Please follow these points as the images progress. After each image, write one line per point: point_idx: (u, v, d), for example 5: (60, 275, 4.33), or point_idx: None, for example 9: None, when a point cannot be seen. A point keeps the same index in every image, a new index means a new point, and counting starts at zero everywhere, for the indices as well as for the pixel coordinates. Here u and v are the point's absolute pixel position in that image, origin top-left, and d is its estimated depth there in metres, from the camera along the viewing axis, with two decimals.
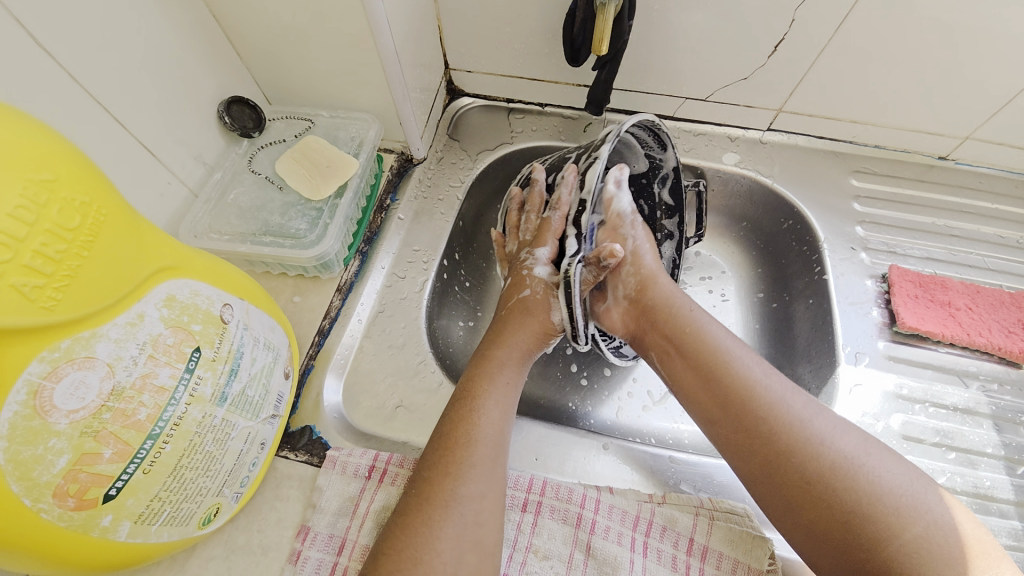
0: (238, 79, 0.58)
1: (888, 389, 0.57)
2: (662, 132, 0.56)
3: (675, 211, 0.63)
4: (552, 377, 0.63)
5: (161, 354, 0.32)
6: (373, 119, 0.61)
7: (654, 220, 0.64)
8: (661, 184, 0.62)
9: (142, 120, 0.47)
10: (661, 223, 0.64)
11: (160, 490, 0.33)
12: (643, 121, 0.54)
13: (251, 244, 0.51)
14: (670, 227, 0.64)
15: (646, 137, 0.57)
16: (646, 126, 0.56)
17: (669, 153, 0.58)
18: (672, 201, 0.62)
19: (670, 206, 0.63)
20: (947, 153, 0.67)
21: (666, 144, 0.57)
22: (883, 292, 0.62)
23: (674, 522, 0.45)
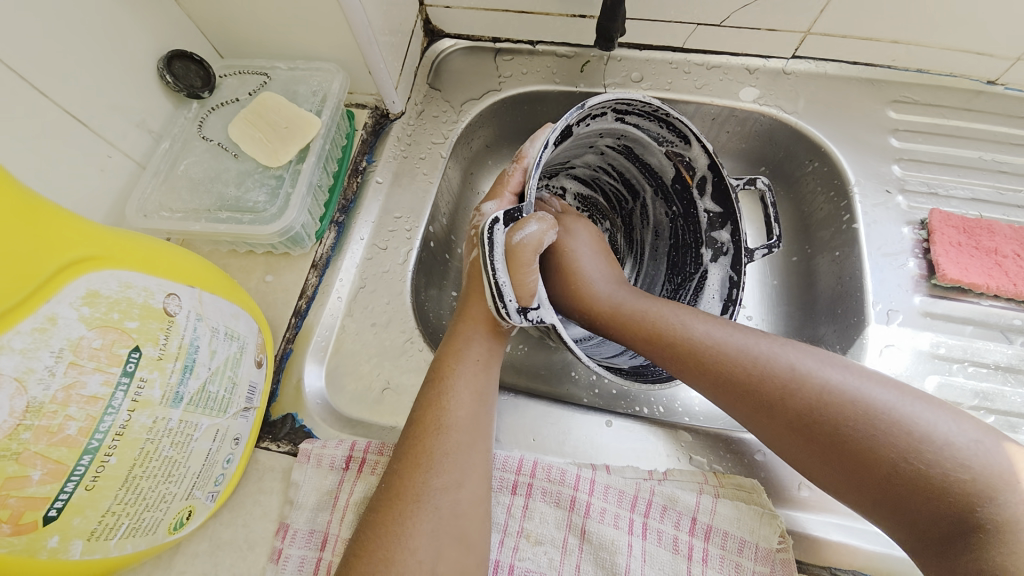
0: (180, 30, 0.50)
1: (922, 348, 0.51)
2: (676, 120, 0.47)
3: (728, 220, 0.50)
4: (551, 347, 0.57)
5: (86, 360, 0.28)
6: (337, 69, 0.54)
7: (707, 235, 0.53)
8: (701, 193, 0.52)
9: (66, 85, 0.41)
10: (710, 236, 0.53)
11: (113, 504, 0.30)
12: (642, 105, 0.47)
13: (207, 221, 0.46)
14: (723, 239, 0.52)
15: (659, 128, 0.49)
16: (652, 113, 0.48)
17: (695, 146, 0.49)
18: (720, 208, 0.51)
19: (719, 214, 0.51)
20: (998, 77, 0.58)
21: (688, 136, 0.48)
22: (922, 241, 0.55)
23: (675, 501, 0.41)
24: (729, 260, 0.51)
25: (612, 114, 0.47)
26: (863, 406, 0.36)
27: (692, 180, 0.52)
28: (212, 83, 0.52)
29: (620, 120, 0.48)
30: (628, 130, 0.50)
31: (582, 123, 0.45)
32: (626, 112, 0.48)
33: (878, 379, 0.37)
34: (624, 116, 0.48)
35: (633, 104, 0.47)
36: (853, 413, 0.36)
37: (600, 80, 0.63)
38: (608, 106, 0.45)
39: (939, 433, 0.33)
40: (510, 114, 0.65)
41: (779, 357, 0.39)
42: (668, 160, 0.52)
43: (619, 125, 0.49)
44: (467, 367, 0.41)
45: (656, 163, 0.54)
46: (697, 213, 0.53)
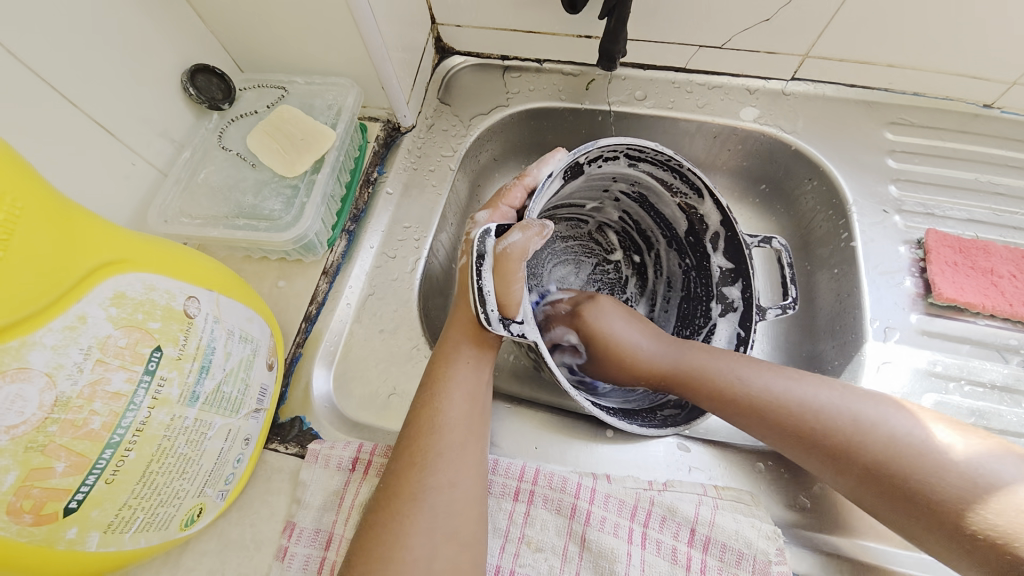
0: (204, 46, 0.53)
1: (920, 366, 0.52)
2: (688, 173, 0.50)
3: (738, 275, 0.52)
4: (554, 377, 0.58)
5: (111, 358, 0.29)
6: (351, 84, 0.56)
7: (718, 288, 0.55)
8: (715, 248, 0.54)
9: (96, 97, 0.43)
10: (721, 289, 0.54)
11: (129, 498, 0.31)
12: (655, 155, 0.50)
13: (224, 228, 0.48)
14: (734, 295, 0.53)
15: (671, 178, 0.52)
16: (668, 166, 0.51)
17: (708, 201, 0.51)
18: (732, 263, 0.52)
19: (731, 270, 0.52)
20: (994, 100, 0.60)
21: (699, 189, 0.51)
22: (918, 259, 0.56)
23: (674, 511, 0.42)
24: (738, 317, 0.52)
25: (626, 159, 0.50)
26: (861, 424, 0.39)
27: (705, 235, 0.54)
28: (232, 96, 0.54)
29: (633, 167, 0.52)
30: (642, 177, 0.53)
31: (595, 163, 0.49)
32: (639, 159, 0.51)
33: (863, 394, 0.41)
34: (637, 163, 0.51)
35: (647, 152, 0.49)
36: (856, 438, 0.39)
37: (605, 98, 0.65)
38: (619, 151, 0.49)
39: (937, 451, 0.37)
40: (517, 129, 0.67)
41: (774, 384, 0.43)
42: (681, 211, 0.55)
43: (633, 170, 0.53)
44: (462, 368, 0.43)
45: (669, 214, 0.56)
46: (710, 267, 0.55)
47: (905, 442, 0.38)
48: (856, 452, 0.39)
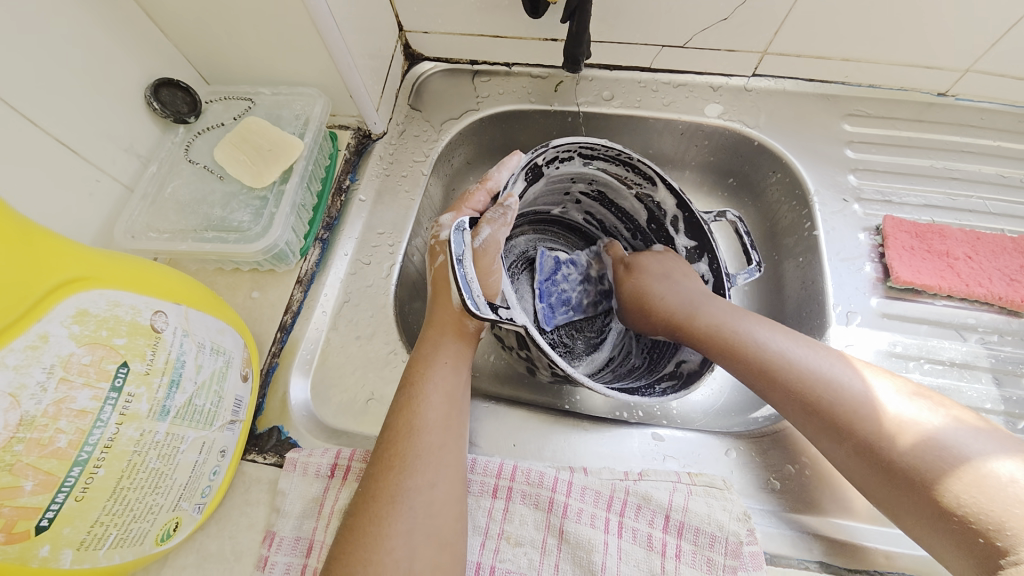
0: (167, 60, 0.53)
1: (882, 348, 0.54)
2: (641, 165, 0.53)
3: (703, 250, 0.55)
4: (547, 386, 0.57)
5: (76, 375, 0.29)
6: (318, 93, 0.56)
7: (687, 265, 0.57)
8: (676, 229, 0.56)
9: (56, 114, 0.43)
10: (692, 267, 0.56)
11: (101, 515, 0.31)
12: (608, 151, 0.52)
13: (193, 241, 0.48)
14: (703, 268, 0.55)
15: (624, 172, 0.55)
16: (620, 161, 0.54)
17: (659, 187, 0.54)
18: (694, 240, 0.55)
19: (694, 246, 0.55)
20: (947, 89, 0.62)
21: (652, 177, 0.53)
22: (877, 246, 0.58)
23: (649, 500, 0.43)
24: (712, 289, 0.55)
25: (581, 158, 0.53)
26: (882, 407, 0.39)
27: (664, 219, 0.57)
28: (198, 108, 0.54)
29: (589, 165, 0.54)
30: (597, 174, 0.56)
31: (551, 163, 0.52)
32: (594, 156, 0.53)
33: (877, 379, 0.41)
34: (592, 161, 0.54)
35: (597, 150, 0.52)
36: (869, 416, 0.39)
37: (573, 99, 0.66)
38: (575, 146, 0.51)
39: (949, 441, 0.36)
40: (488, 132, 0.68)
41: (797, 358, 0.44)
42: (638, 201, 0.58)
43: (588, 168, 0.55)
44: (440, 369, 0.43)
45: (628, 206, 0.59)
46: (675, 248, 0.57)
47: (928, 429, 0.37)
48: (869, 427, 0.39)
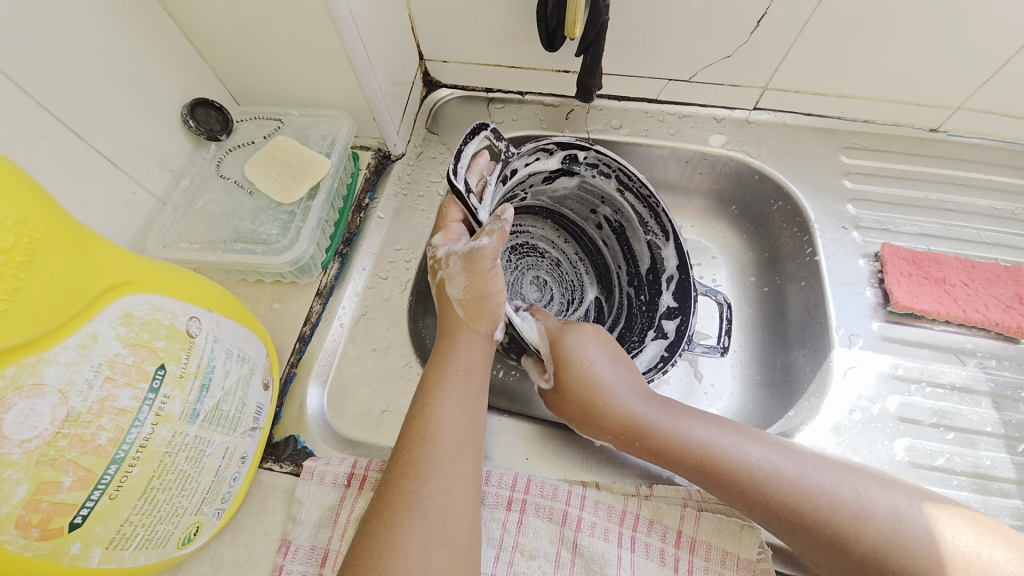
0: (204, 82, 0.56)
1: (883, 370, 0.55)
2: (666, 218, 0.58)
3: (679, 313, 0.58)
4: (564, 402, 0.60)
5: (119, 374, 0.31)
6: (344, 116, 0.59)
7: (654, 318, 0.60)
8: (666, 287, 0.60)
9: (99, 129, 0.45)
10: (660, 321, 0.59)
11: (131, 514, 0.32)
12: (645, 189, 0.58)
13: (222, 252, 0.49)
14: (669, 327, 0.58)
15: (647, 216, 0.59)
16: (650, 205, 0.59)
17: (671, 244, 0.59)
18: (676, 302, 0.58)
19: (672, 308, 0.58)
20: (938, 125, 0.66)
21: (668, 232, 0.59)
22: (876, 271, 0.60)
23: (661, 515, 0.44)
24: (667, 343, 0.57)
25: (614, 182, 0.59)
26: (862, 513, 0.39)
27: (662, 275, 0.60)
28: (230, 127, 0.57)
29: (619, 192, 0.59)
30: (622, 205, 0.60)
31: (591, 167, 0.58)
32: (627, 188, 0.59)
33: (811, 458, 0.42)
34: (624, 192, 0.59)
35: (633, 183, 0.58)
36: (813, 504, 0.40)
37: (584, 127, 0.69)
38: (614, 163, 0.57)
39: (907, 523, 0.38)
40: None
41: (751, 452, 0.42)
42: (647, 249, 0.61)
43: (616, 197, 0.60)
44: (454, 377, 0.45)
45: (637, 250, 0.62)
46: (659, 304, 0.60)
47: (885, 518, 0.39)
48: (846, 527, 0.39)
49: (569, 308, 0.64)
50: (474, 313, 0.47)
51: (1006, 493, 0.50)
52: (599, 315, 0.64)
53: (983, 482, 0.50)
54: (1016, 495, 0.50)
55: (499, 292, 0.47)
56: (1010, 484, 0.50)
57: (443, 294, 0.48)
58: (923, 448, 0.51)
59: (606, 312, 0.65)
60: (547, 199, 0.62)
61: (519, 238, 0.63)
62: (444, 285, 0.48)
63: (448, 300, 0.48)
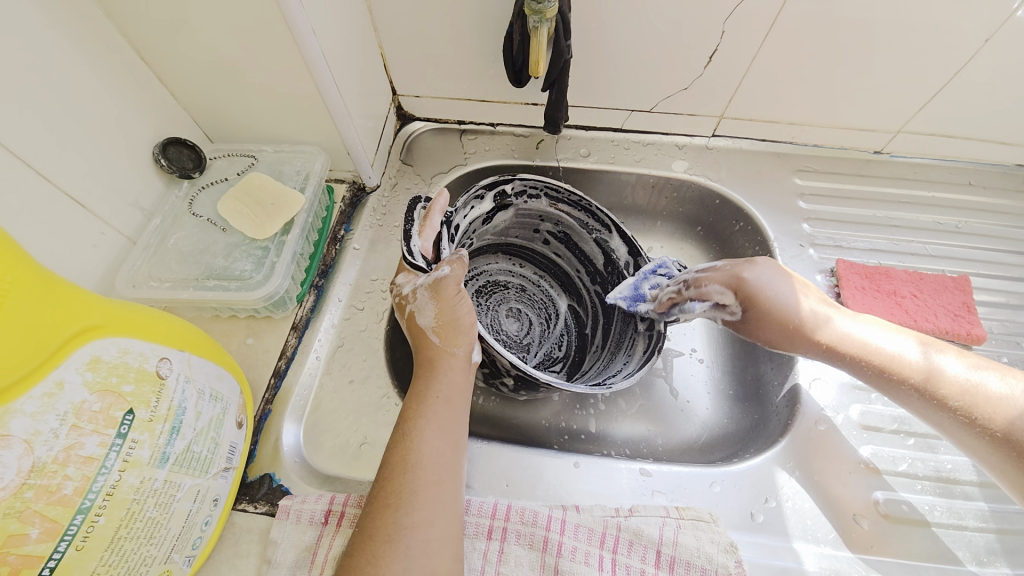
0: (176, 121, 0.56)
1: (844, 380, 0.57)
2: (601, 213, 0.63)
3: None
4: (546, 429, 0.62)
5: (86, 422, 0.30)
6: (319, 151, 0.60)
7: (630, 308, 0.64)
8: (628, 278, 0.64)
9: (67, 171, 0.45)
10: None
11: (98, 565, 0.31)
12: (572, 196, 0.63)
13: (195, 289, 0.49)
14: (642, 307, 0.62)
15: (586, 218, 0.64)
16: (583, 208, 0.64)
17: (615, 235, 0.64)
18: None
19: None
20: (882, 147, 0.71)
21: (609, 225, 0.63)
22: (833, 286, 0.64)
23: (640, 535, 0.44)
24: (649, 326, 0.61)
25: (546, 199, 0.64)
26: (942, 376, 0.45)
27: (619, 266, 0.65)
28: (203, 164, 0.57)
29: (554, 206, 0.64)
30: (562, 217, 0.65)
31: (520, 197, 0.63)
32: (558, 200, 0.64)
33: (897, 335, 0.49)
34: (558, 204, 0.64)
35: (563, 194, 0.63)
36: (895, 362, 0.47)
37: (554, 155, 0.72)
38: (534, 182, 0.62)
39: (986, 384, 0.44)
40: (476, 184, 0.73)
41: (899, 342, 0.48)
42: (596, 245, 0.66)
43: (554, 211, 0.65)
44: (435, 405, 0.44)
45: (588, 250, 0.67)
46: None
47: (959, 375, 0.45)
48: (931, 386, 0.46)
49: (548, 323, 0.69)
50: (450, 337, 0.48)
51: (969, 496, 0.52)
52: (579, 319, 0.69)
53: (945, 485, 0.52)
54: (979, 497, 0.52)
55: (469, 314, 0.49)
56: (973, 486, 0.52)
57: (415, 325, 0.49)
58: (886, 453, 0.53)
59: (583, 314, 0.69)
60: (493, 236, 0.66)
61: (479, 280, 0.67)
62: (414, 317, 0.49)
63: (421, 331, 0.49)
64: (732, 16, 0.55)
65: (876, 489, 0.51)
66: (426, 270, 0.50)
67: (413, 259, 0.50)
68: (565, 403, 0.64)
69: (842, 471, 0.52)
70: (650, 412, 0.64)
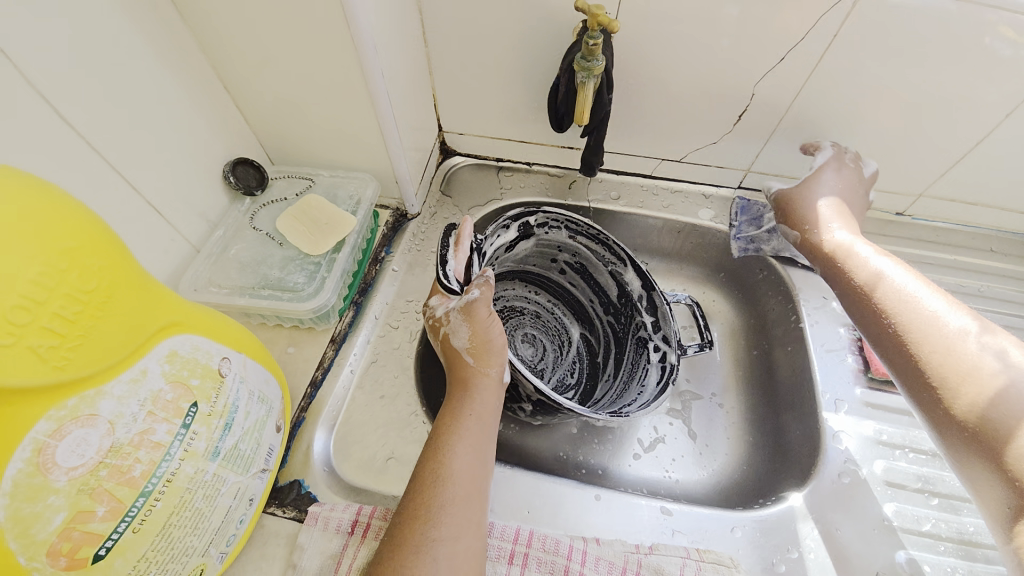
0: (246, 144, 0.62)
1: (867, 434, 0.58)
2: (616, 247, 0.66)
3: (659, 324, 0.64)
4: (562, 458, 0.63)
5: (159, 410, 0.33)
6: (371, 178, 0.65)
7: (643, 338, 0.66)
8: (641, 311, 0.66)
9: (153, 182, 0.49)
10: (647, 334, 0.66)
11: (148, 550, 0.33)
12: (589, 230, 0.67)
13: (250, 297, 0.53)
14: (655, 338, 0.65)
15: (602, 250, 0.68)
16: (600, 241, 0.67)
17: (630, 269, 0.66)
18: (653, 317, 0.65)
19: (652, 322, 0.65)
20: (904, 210, 0.73)
21: (623, 259, 0.66)
22: (855, 340, 0.64)
23: (661, 573, 0.44)
24: (662, 358, 0.63)
25: (566, 230, 0.68)
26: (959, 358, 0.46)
27: (632, 298, 0.68)
28: (265, 183, 0.62)
29: (572, 238, 0.68)
30: (579, 248, 0.69)
31: (542, 227, 0.67)
32: (577, 233, 0.68)
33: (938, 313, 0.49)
34: (576, 236, 0.68)
35: (582, 227, 0.67)
36: (905, 335, 0.49)
37: (586, 195, 0.76)
38: (554, 214, 0.66)
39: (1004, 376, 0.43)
40: None
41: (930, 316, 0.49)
42: (611, 278, 0.69)
43: (572, 242, 0.69)
44: (467, 423, 0.46)
45: (603, 281, 0.70)
46: (638, 324, 0.67)
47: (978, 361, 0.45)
48: (930, 365, 0.47)
49: (561, 350, 0.71)
50: (483, 358, 0.50)
51: (990, 559, 0.51)
52: (591, 347, 0.72)
53: (968, 548, 0.51)
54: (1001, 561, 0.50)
55: (500, 336, 0.52)
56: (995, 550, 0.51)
57: (449, 346, 0.52)
58: (910, 513, 0.53)
59: (595, 343, 0.72)
60: (513, 263, 0.70)
61: (498, 304, 0.70)
62: (448, 339, 0.51)
63: (455, 351, 0.51)
64: (763, 80, 0.59)
65: (899, 549, 0.50)
66: (459, 292, 0.51)
67: (447, 282, 0.51)
68: (583, 437, 0.65)
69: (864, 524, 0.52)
70: (669, 454, 0.64)
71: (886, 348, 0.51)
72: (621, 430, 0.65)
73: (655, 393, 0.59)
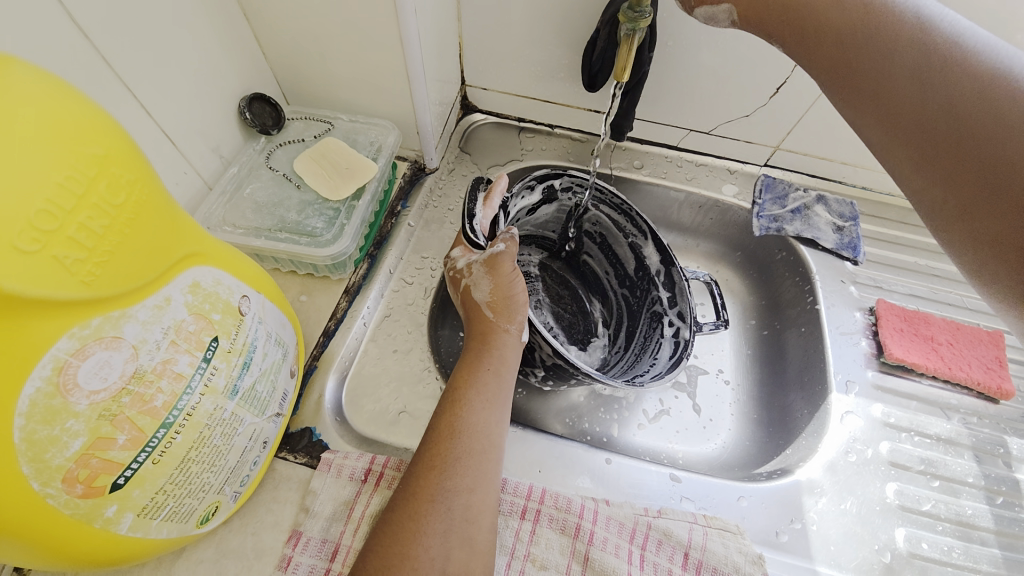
0: (262, 79, 0.58)
1: (876, 417, 0.58)
2: (638, 219, 0.65)
3: (673, 300, 0.63)
4: (567, 423, 0.63)
5: (182, 341, 0.31)
6: (391, 126, 0.62)
7: (657, 313, 0.65)
8: (657, 285, 0.65)
9: (167, 109, 0.46)
10: (662, 309, 0.64)
11: (166, 482, 0.32)
12: (613, 199, 0.65)
13: (266, 239, 0.51)
14: (670, 313, 0.63)
15: (624, 221, 0.66)
16: (622, 211, 0.65)
17: (650, 242, 0.65)
18: (669, 292, 0.64)
19: (667, 297, 0.64)
20: None
21: (645, 231, 0.64)
22: (871, 324, 0.64)
23: (670, 535, 0.45)
24: (674, 335, 0.61)
25: (590, 197, 0.66)
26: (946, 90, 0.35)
27: (649, 272, 0.66)
28: (281, 123, 0.59)
29: (595, 205, 0.67)
30: (600, 217, 0.68)
31: (565, 192, 0.65)
32: (601, 201, 0.66)
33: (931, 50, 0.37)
34: (600, 204, 0.66)
35: (606, 195, 0.65)
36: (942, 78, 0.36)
37: (608, 163, 0.74)
38: (579, 179, 0.64)
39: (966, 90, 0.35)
40: None
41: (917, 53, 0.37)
42: (630, 250, 0.68)
43: (595, 210, 0.67)
44: (485, 376, 0.46)
45: (621, 253, 0.69)
46: (653, 298, 0.66)
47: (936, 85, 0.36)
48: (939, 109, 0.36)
49: (574, 319, 0.70)
50: (504, 314, 0.49)
51: (984, 541, 0.52)
52: (603, 318, 0.71)
53: (964, 529, 0.53)
54: (994, 544, 0.52)
55: (522, 293, 0.50)
56: (989, 533, 0.53)
57: (469, 299, 0.51)
58: (911, 492, 0.54)
59: (608, 315, 0.71)
60: (531, 227, 0.69)
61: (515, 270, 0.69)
62: (468, 292, 0.51)
63: (476, 305, 0.50)
64: None
65: (897, 526, 0.52)
66: (483, 247, 0.49)
67: (474, 237, 0.49)
68: (590, 405, 0.65)
69: (864, 499, 0.53)
70: (674, 426, 0.65)
71: (879, 117, 0.39)
72: (629, 402, 0.66)
73: (665, 368, 0.58)
